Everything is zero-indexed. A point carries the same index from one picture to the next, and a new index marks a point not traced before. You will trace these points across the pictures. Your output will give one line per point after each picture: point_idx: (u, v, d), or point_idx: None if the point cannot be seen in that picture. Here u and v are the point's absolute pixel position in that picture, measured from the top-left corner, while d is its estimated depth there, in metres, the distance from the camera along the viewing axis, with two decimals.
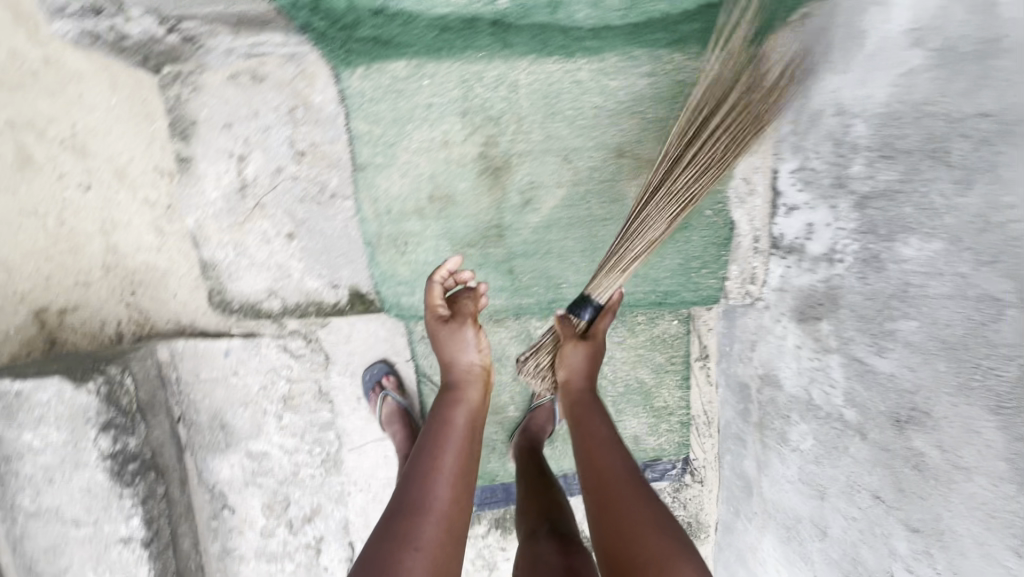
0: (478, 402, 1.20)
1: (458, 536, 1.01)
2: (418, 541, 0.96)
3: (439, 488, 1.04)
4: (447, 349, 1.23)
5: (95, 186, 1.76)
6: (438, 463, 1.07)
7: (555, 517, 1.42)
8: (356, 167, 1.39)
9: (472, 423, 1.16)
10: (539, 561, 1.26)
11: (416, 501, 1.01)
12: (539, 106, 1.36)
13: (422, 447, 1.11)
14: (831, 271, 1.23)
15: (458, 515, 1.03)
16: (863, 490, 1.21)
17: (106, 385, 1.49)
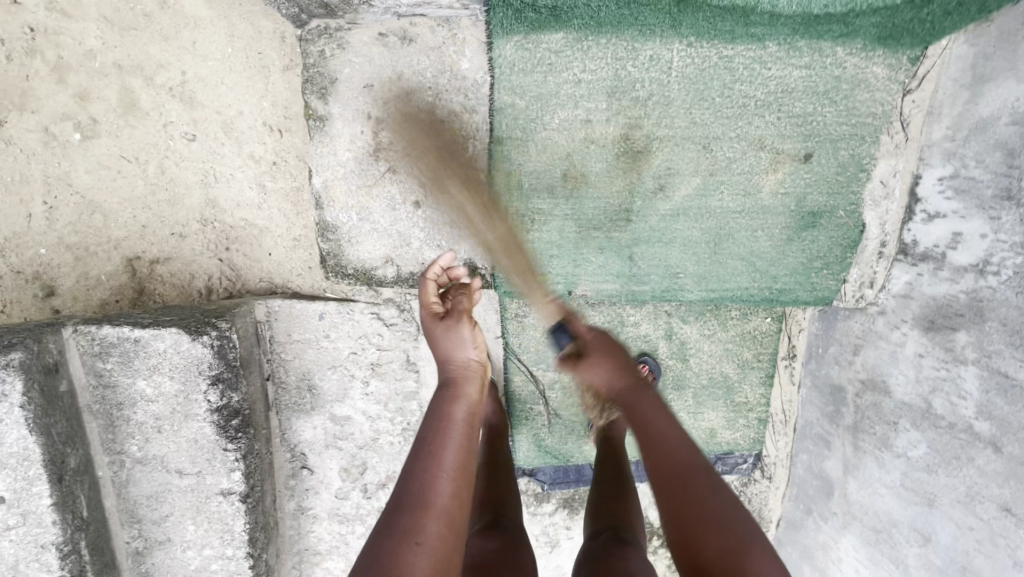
0: (475, 399, 1.24)
1: (461, 531, 1.02)
2: (420, 537, 0.97)
3: (443, 485, 1.04)
4: (443, 347, 1.29)
5: (200, 137, 1.73)
6: (439, 461, 1.08)
7: (622, 526, 1.42)
8: (494, 140, 1.37)
9: (471, 420, 1.20)
10: (602, 562, 1.28)
11: (421, 497, 1.02)
12: (689, 91, 1.33)
13: (424, 444, 1.12)
14: (979, 282, 1.22)
15: (460, 510, 1.04)
16: (988, 501, 1.22)
17: (218, 340, 1.49)
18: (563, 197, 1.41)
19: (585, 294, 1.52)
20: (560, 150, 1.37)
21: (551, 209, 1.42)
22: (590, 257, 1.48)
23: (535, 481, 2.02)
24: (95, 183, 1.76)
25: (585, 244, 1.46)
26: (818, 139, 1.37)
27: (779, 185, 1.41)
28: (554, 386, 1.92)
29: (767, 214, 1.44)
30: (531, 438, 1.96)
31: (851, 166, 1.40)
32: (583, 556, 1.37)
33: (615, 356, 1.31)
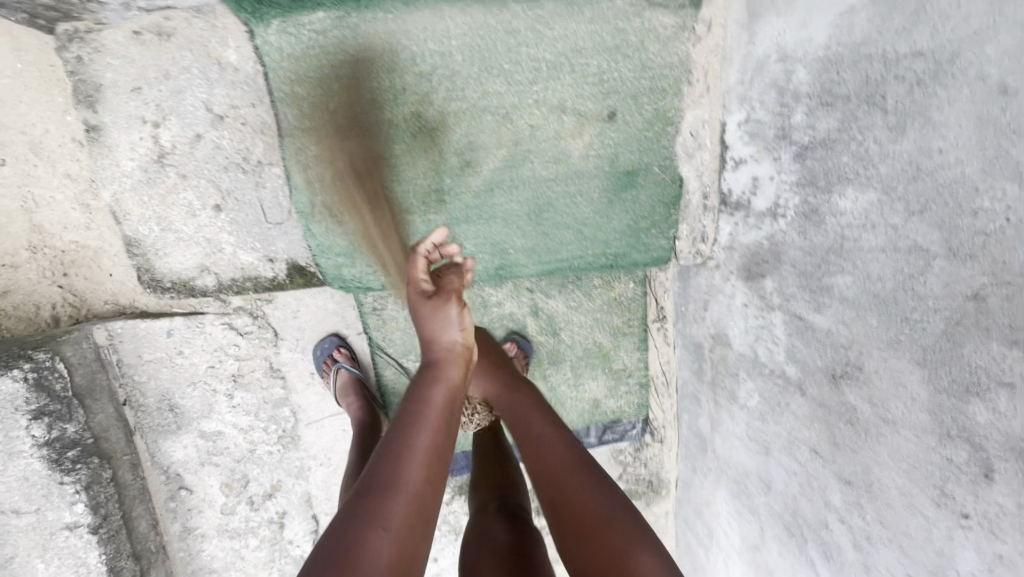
0: (458, 383, 1.13)
1: (430, 519, 0.94)
2: (386, 522, 0.88)
3: (415, 466, 0.96)
4: (426, 325, 1.17)
5: (10, 161, 1.64)
6: (411, 444, 0.98)
7: (509, 493, 1.30)
8: (281, 133, 1.30)
9: (451, 404, 1.09)
10: (487, 537, 1.15)
11: (392, 478, 0.93)
12: (473, 60, 1.28)
13: (394, 428, 1.02)
14: (775, 226, 1.20)
15: (433, 497, 0.96)
16: (803, 444, 1.21)
17: (35, 372, 1.44)
18: (368, 184, 1.36)
19: None
20: (352, 136, 1.32)
21: (358, 198, 1.37)
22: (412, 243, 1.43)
23: None
24: None
25: (404, 230, 1.41)
26: (618, 95, 1.33)
27: (588, 148, 1.37)
28: None
29: (583, 179, 1.40)
30: None
31: (657, 120, 1.36)
32: (468, 530, 1.22)
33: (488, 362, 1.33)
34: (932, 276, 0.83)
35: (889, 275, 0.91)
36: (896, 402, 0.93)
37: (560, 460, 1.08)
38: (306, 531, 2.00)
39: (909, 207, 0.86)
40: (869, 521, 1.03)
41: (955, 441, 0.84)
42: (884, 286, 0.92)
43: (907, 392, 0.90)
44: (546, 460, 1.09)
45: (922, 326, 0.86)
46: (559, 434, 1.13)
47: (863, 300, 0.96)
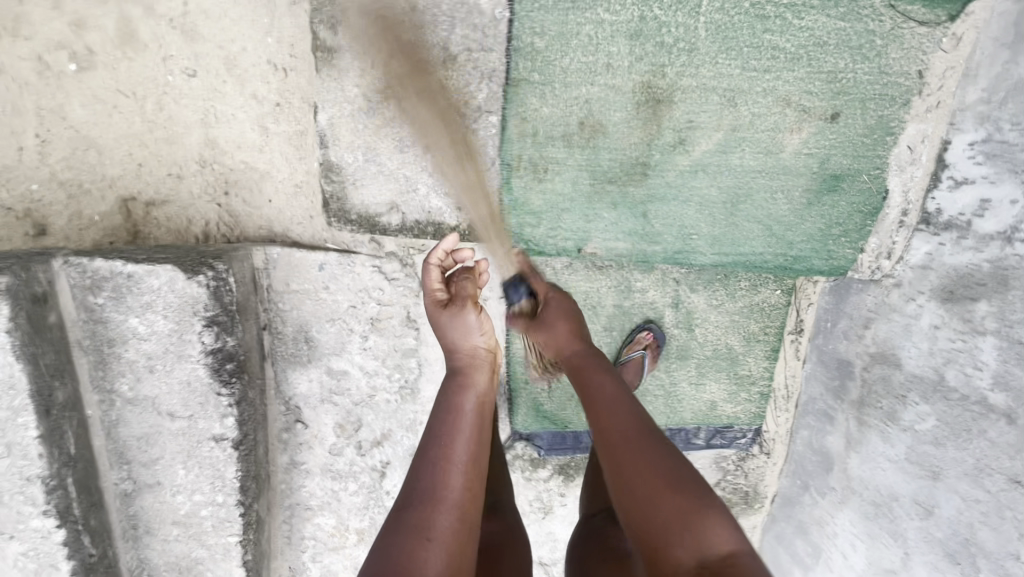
0: (485, 385, 1.24)
1: (473, 523, 1.05)
2: (431, 532, 0.99)
3: (454, 474, 1.08)
4: (449, 334, 1.27)
5: (201, 74, 1.67)
6: (450, 455, 1.10)
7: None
8: (509, 82, 1.31)
9: (480, 413, 1.21)
10: (601, 535, 1.21)
11: (431, 491, 1.05)
12: (716, 39, 1.28)
13: (431, 439, 1.14)
14: (1006, 250, 1.19)
15: (472, 505, 1.07)
16: (998, 473, 1.20)
17: (214, 281, 1.44)
18: (579, 147, 1.36)
19: (595, 252, 1.48)
20: (578, 97, 1.32)
21: (565, 158, 1.37)
22: (602, 213, 1.43)
23: (532, 446, 1.99)
24: (90, 117, 1.69)
25: (599, 199, 1.42)
26: (848, 97, 1.32)
27: (803, 145, 1.36)
28: None
29: (788, 176, 1.39)
30: (529, 403, 1.94)
31: (878, 128, 1.35)
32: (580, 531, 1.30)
33: (571, 322, 1.27)
34: None
35: None
36: None
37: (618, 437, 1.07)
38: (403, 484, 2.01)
39: None
40: None
41: None
42: None
43: None
44: (602, 424, 1.11)
45: None
46: (616, 393, 1.15)
47: None
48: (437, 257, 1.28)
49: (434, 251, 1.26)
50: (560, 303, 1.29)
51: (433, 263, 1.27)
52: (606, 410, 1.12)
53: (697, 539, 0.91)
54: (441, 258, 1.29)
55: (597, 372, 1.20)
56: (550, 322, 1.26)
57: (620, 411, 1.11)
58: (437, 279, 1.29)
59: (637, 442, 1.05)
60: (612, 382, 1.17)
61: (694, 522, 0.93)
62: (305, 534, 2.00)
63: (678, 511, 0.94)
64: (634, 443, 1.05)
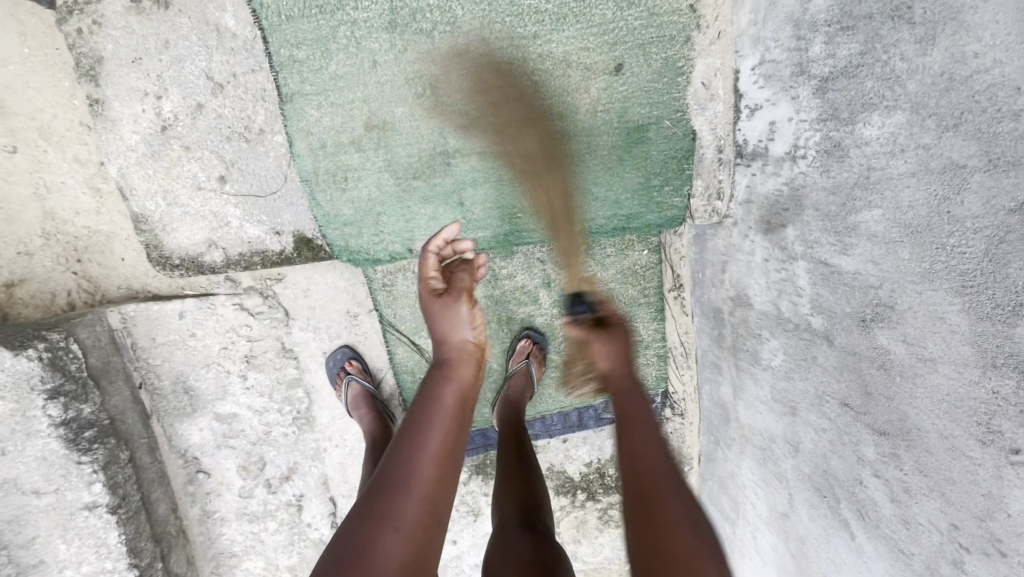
0: (470, 381, 1.15)
1: (441, 516, 0.93)
2: (396, 522, 0.88)
3: (425, 466, 0.95)
4: (436, 323, 1.20)
5: (21, 148, 1.64)
6: (422, 446, 0.99)
7: (532, 506, 1.28)
8: (282, 99, 1.28)
9: (461, 406, 1.10)
10: (509, 550, 1.12)
11: (400, 478, 0.93)
12: (475, 16, 1.25)
13: (406, 427, 1.03)
14: (794, 170, 1.14)
15: (445, 498, 0.95)
16: (832, 399, 1.15)
17: (49, 351, 1.45)
18: (372, 149, 1.34)
19: (426, 251, 1.44)
20: (353, 101, 1.29)
21: (362, 164, 1.35)
22: (418, 210, 1.40)
23: None
24: None
25: (410, 196, 1.38)
26: (625, 46, 1.29)
27: (596, 103, 1.33)
28: None
29: (591, 136, 1.36)
30: None
31: (666, 71, 1.31)
32: (491, 550, 1.18)
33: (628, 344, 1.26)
34: (971, 195, 0.77)
35: (921, 201, 0.85)
36: (933, 338, 0.87)
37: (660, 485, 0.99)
38: (323, 513, 1.98)
39: (942, 123, 0.81)
40: (907, 472, 0.98)
41: (1001, 370, 0.78)
42: (915, 215, 0.86)
43: (946, 326, 0.84)
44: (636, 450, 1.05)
45: (961, 252, 0.80)
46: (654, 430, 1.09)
47: (892, 233, 0.91)
48: (437, 245, 1.25)
49: (434, 239, 1.25)
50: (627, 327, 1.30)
51: (431, 252, 1.25)
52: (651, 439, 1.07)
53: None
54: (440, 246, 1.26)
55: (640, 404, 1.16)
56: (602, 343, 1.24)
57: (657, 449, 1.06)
58: (432, 267, 1.25)
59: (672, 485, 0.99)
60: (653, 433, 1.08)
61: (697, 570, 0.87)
62: None
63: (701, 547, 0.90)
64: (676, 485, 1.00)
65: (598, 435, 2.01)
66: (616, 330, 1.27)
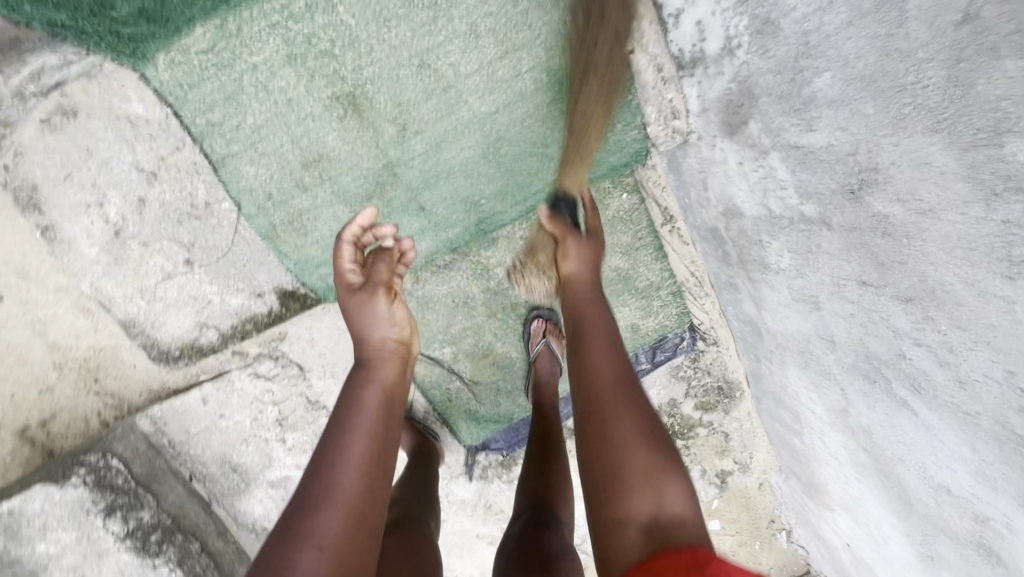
0: (392, 382, 1.14)
1: (367, 528, 0.95)
2: (320, 537, 0.90)
3: (347, 475, 0.97)
4: (356, 321, 1.18)
5: (7, 293, 1.70)
6: (345, 452, 1.00)
7: (546, 504, 1.28)
8: (215, 166, 1.27)
9: (385, 406, 1.10)
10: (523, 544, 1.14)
11: (322, 494, 0.95)
12: (368, 19, 1.17)
13: (328, 435, 1.03)
14: (735, 63, 1.08)
15: (371, 507, 0.97)
16: (850, 281, 1.08)
17: (92, 474, 1.50)
18: (317, 185, 1.32)
19: None
20: (282, 145, 1.27)
21: (313, 203, 1.33)
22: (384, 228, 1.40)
23: (493, 452, 1.95)
24: None
25: (371, 218, 1.38)
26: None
27: (520, 65, 1.26)
28: (460, 358, 1.82)
29: (526, 100, 1.30)
30: (466, 415, 1.89)
31: None
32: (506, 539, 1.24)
33: (597, 257, 1.29)
34: (913, 25, 0.75)
35: (867, 48, 0.81)
36: (926, 187, 0.80)
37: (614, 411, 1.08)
38: None
39: None
40: (946, 332, 0.91)
41: (1004, 198, 0.71)
42: (865, 63, 0.83)
43: (934, 169, 0.78)
44: (594, 365, 1.15)
45: (924, 87, 0.76)
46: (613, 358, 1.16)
47: (849, 92, 0.86)
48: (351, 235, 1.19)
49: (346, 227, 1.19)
50: (593, 238, 1.31)
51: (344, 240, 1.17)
52: (604, 351, 1.17)
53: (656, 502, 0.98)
54: (356, 234, 1.23)
55: (601, 312, 1.24)
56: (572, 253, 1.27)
57: (606, 369, 1.15)
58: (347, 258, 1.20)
59: (624, 401, 1.10)
60: (618, 360, 1.16)
61: (656, 480, 1.00)
62: None
63: (656, 468, 1.02)
64: (629, 403, 1.10)
65: None
66: (581, 238, 1.29)
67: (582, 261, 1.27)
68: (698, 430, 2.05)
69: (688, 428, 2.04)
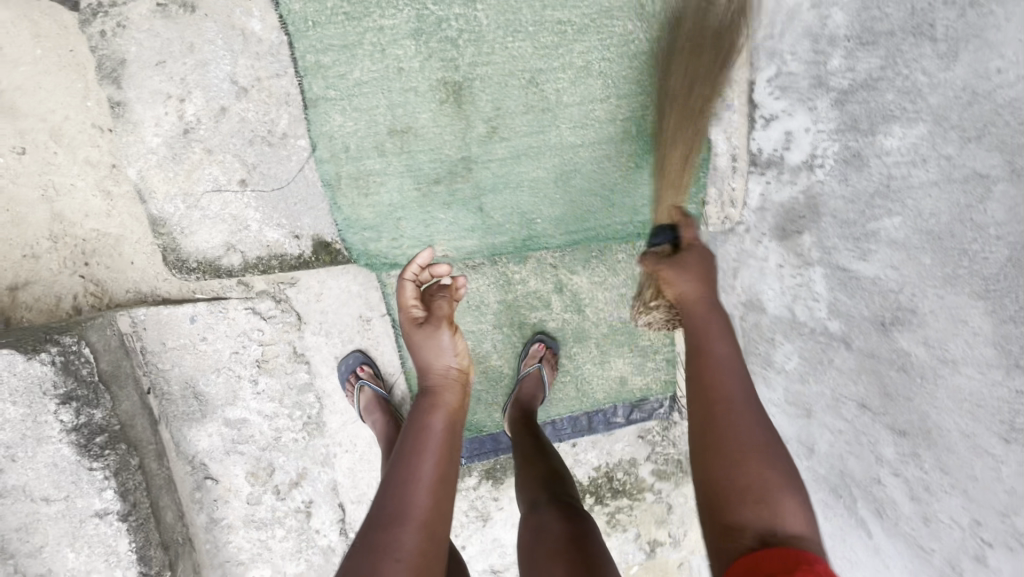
0: (456, 407, 1.19)
1: (440, 543, 1.00)
2: (398, 552, 0.95)
3: (421, 494, 1.03)
4: (422, 354, 1.23)
5: (30, 149, 1.64)
6: (417, 471, 1.06)
7: (557, 488, 1.34)
8: (307, 103, 1.30)
9: (450, 429, 1.15)
10: (543, 532, 1.19)
11: (397, 511, 1.00)
12: (501, 25, 1.28)
13: (400, 455, 1.09)
14: (811, 178, 1.18)
15: (442, 526, 1.02)
16: (849, 401, 1.18)
17: (61, 355, 1.42)
18: (394, 154, 1.35)
19: (446, 254, 1.46)
20: (377, 107, 1.31)
21: (385, 168, 1.36)
22: (438, 214, 1.42)
23: None
24: None
25: (430, 201, 1.40)
26: (646, 56, 1.34)
27: (617, 112, 1.37)
28: None
29: (611, 144, 1.39)
30: None
31: None
32: (523, 528, 1.26)
33: (705, 265, 1.22)
34: (994, 202, 0.86)
35: (943, 208, 0.93)
36: (956, 340, 0.93)
37: (728, 385, 1.07)
38: (332, 520, 1.97)
39: (965, 134, 0.89)
40: (927, 471, 1.03)
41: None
42: (938, 221, 0.94)
43: (968, 327, 0.91)
44: (711, 377, 1.09)
45: (985, 256, 0.88)
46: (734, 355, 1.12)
47: (913, 240, 0.98)
48: (413, 273, 1.27)
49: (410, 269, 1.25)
50: (701, 253, 1.24)
51: (409, 279, 1.26)
52: (732, 375, 1.09)
53: (772, 517, 0.92)
54: (416, 273, 1.26)
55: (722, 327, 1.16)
56: (686, 263, 1.21)
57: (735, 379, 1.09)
58: (411, 294, 1.27)
59: (748, 424, 1.03)
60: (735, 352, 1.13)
61: (774, 499, 0.94)
62: None
63: (776, 482, 0.96)
64: (741, 402, 1.05)
65: (607, 439, 2.03)
66: (689, 257, 1.23)
67: (695, 282, 1.19)
68: (646, 494, 2.10)
69: (638, 491, 2.10)
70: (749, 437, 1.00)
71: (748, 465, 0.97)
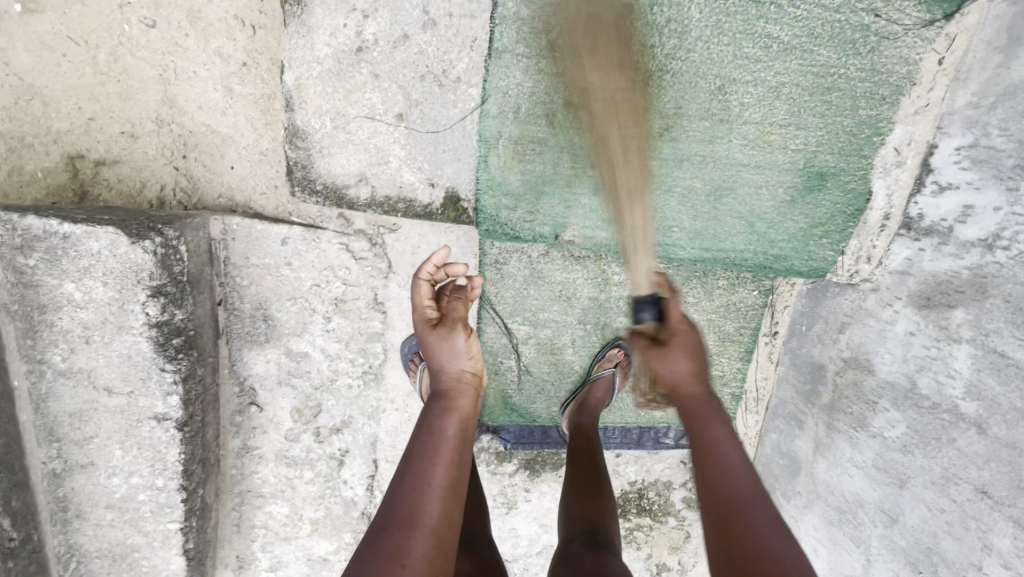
0: (468, 413, 1.16)
1: (449, 552, 0.97)
2: (405, 559, 0.92)
3: (432, 501, 1.00)
4: (436, 356, 1.19)
5: (161, 25, 1.55)
6: (427, 478, 1.03)
7: (598, 529, 1.32)
8: (491, 53, 1.27)
9: (462, 435, 1.12)
10: (575, 567, 1.20)
11: (406, 517, 0.98)
12: (709, 23, 1.25)
13: (410, 460, 1.06)
14: (986, 258, 1.17)
15: (451, 534, 0.99)
16: (964, 483, 1.19)
17: (163, 248, 1.34)
18: (562, 127, 1.31)
19: (573, 240, 1.41)
20: (562, 76, 1.28)
21: (548, 139, 1.32)
22: (582, 199, 1.37)
23: (498, 440, 1.92)
24: (34, 64, 1.55)
25: (579, 183, 1.35)
26: (838, 94, 1.30)
27: (790, 140, 1.34)
28: (528, 342, 1.80)
29: (773, 172, 1.36)
30: (498, 394, 1.87)
31: (867, 127, 1.33)
32: (556, 563, 1.27)
33: (698, 350, 1.17)
34: None
35: None
36: None
37: (733, 471, 1.04)
38: (362, 474, 1.91)
39: None
40: None
41: None
42: None
43: None
44: (709, 462, 1.06)
45: None
46: (721, 443, 1.08)
47: None
48: (428, 273, 1.22)
49: (425, 267, 1.20)
50: (692, 336, 1.18)
51: (423, 279, 1.20)
52: (713, 450, 1.07)
53: None
54: (430, 274, 1.21)
55: (716, 412, 1.13)
56: (672, 352, 1.15)
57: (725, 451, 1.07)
58: (426, 296, 1.22)
59: (756, 503, 0.99)
60: (735, 443, 1.08)
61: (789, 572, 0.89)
62: (255, 522, 1.88)
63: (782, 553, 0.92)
64: (753, 493, 1.02)
65: (650, 457, 2.02)
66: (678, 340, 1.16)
67: (687, 366, 1.14)
68: (669, 518, 2.08)
69: (663, 514, 2.08)
70: (764, 520, 0.96)
71: (757, 542, 0.93)
